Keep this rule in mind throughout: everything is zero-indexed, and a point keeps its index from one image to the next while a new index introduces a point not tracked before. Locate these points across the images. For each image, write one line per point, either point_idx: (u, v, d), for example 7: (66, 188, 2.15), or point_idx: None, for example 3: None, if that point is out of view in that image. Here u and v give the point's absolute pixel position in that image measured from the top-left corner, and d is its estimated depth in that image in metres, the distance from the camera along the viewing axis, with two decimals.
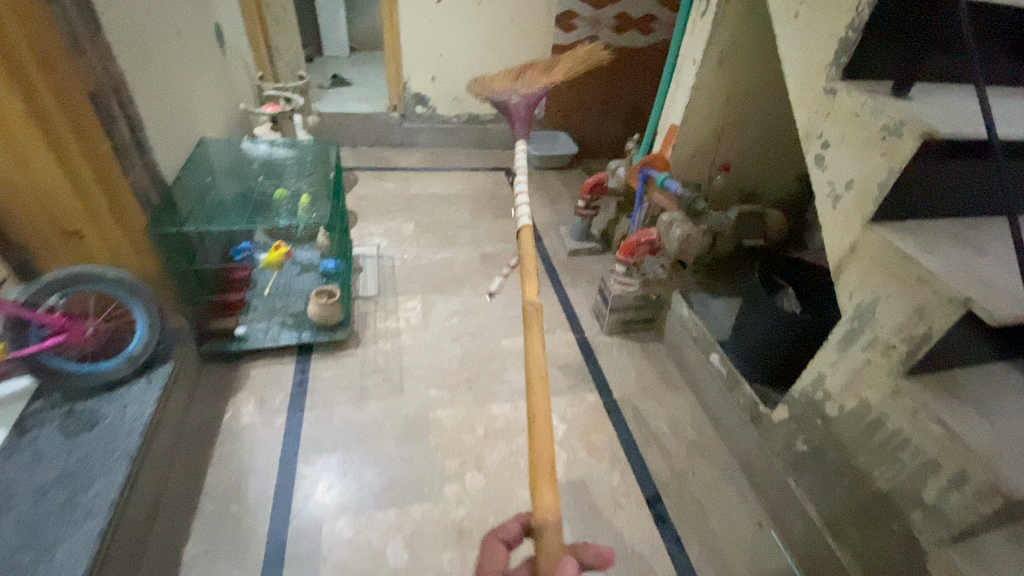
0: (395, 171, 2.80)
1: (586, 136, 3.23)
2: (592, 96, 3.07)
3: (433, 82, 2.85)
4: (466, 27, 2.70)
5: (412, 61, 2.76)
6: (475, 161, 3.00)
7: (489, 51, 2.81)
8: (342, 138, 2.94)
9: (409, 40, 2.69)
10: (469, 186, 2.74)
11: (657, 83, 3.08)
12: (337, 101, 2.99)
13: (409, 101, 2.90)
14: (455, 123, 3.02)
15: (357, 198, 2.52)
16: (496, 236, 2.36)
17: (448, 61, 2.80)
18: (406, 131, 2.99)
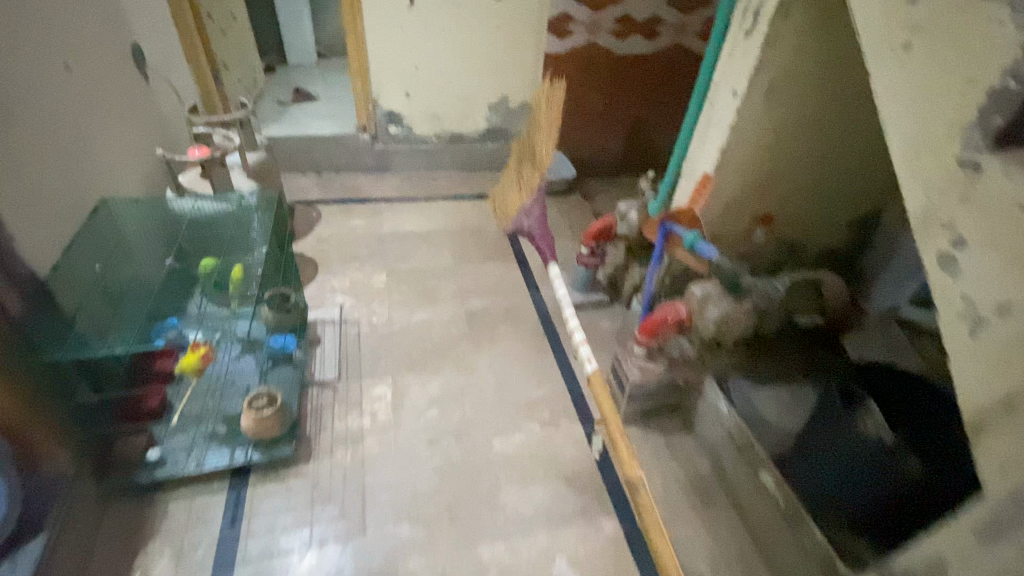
0: (366, 203, 2.42)
1: (584, 154, 2.86)
2: (591, 110, 2.69)
3: (407, 98, 2.47)
4: (445, 36, 2.31)
5: (382, 75, 2.38)
6: (458, 186, 2.63)
7: (472, 63, 2.43)
8: (306, 164, 2.56)
9: (379, 52, 2.31)
10: (452, 220, 2.37)
11: (663, 93, 2.72)
12: (298, 121, 2.60)
13: (381, 121, 2.51)
14: (435, 143, 2.64)
15: (320, 241, 2.15)
16: (484, 287, 2.00)
17: (425, 75, 2.42)
18: (379, 154, 2.61)
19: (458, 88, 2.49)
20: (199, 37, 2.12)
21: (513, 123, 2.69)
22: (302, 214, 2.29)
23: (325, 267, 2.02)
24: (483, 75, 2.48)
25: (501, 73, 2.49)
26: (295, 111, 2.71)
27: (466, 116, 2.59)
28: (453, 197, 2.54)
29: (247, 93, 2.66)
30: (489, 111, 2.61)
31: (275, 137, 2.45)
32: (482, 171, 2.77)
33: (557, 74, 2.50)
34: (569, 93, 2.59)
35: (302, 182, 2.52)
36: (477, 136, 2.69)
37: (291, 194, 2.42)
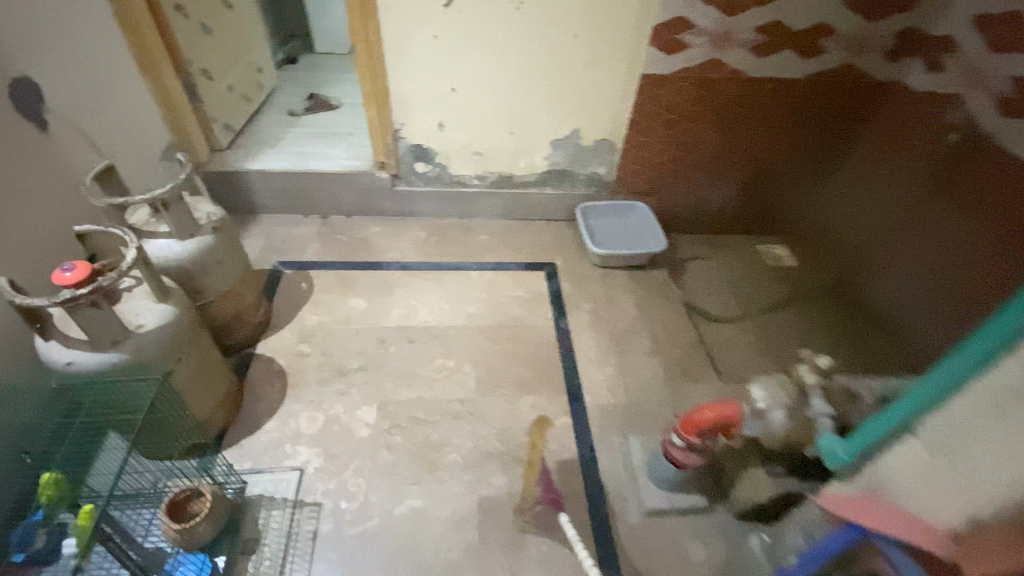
0: (375, 270, 1.81)
1: (678, 207, 2.09)
2: (699, 151, 1.90)
3: (440, 130, 1.79)
4: (497, 47, 1.59)
5: (405, 98, 1.70)
6: (501, 248, 1.96)
7: (532, 87, 1.69)
8: (308, 205, 1.97)
9: (401, 67, 1.62)
10: (486, 308, 1.72)
11: (807, 133, 1.88)
12: (302, 147, 2.00)
13: (405, 159, 1.86)
14: (475, 187, 1.97)
15: (300, 337, 1.57)
16: (513, 448, 1.35)
17: (464, 101, 1.72)
18: (401, 198, 1.97)
19: (508, 119, 1.77)
20: (154, 39, 1.52)
21: (583, 165, 1.95)
22: (287, 287, 1.72)
23: (297, 386, 1.45)
24: (544, 103, 1.74)
25: (572, 101, 1.74)
26: (302, 131, 2.10)
27: (518, 155, 1.88)
28: (492, 267, 1.87)
29: (244, 105, 2.08)
30: (551, 149, 1.88)
31: (268, 172, 1.87)
32: (535, 224, 2.07)
33: (657, 101, 1.73)
34: (671, 127, 1.82)
35: (300, 231, 1.93)
36: (533, 180, 1.98)
37: (282, 250, 1.85)
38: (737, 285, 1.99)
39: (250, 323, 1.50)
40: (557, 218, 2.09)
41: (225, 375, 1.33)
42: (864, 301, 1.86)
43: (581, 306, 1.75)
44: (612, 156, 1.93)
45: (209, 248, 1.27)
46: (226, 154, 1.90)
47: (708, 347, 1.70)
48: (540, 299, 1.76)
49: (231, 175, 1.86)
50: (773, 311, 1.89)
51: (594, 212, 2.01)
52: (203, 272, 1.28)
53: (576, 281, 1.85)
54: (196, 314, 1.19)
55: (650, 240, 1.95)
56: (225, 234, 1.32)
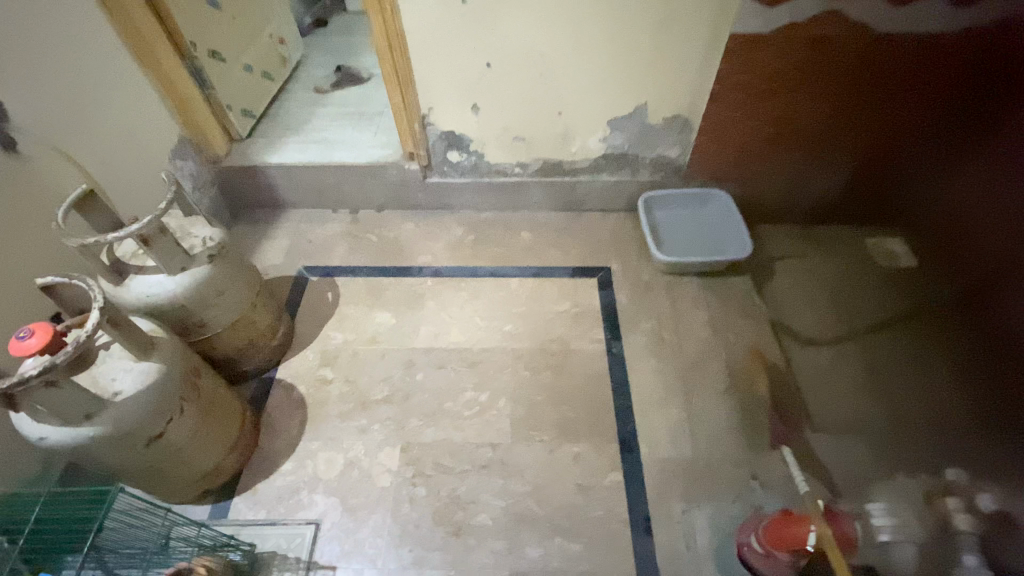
0: (405, 278, 1.62)
1: (766, 195, 1.71)
2: (799, 127, 1.51)
3: (473, 114, 1.51)
4: (539, 10, 1.26)
5: (431, 79, 1.42)
6: (548, 248, 1.69)
7: (584, 57, 1.35)
8: (335, 199, 1.78)
9: (424, 42, 1.34)
10: (528, 327, 1.49)
11: (946, 97, 1.43)
12: (327, 132, 1.79)
13: (436, 148, 1.61)
14: (517, 176, 1.69)
15: (322, 361, 1.43)
16: (551, 511, 1.16)
17: (501, 78, 1.41)
18: (435, 190, 1.73)
19: (555, 97, 1.46)
20: (145, 21, 1.36)
21: (649, 148, 1.59)
22: (312, 299, 1.57)
23: (316, 421, 1.31)
24: (599, 76, 1.40)
25: (636, 72, 1.39)
26: (328, 112, 1.88)
27: (568, 139, 1.57)
28: (537, 274, 1.62)
29: (266, 85, 1.88)
30: (609, 131, 1.54)
31: (289, 166, 1.69)
32: (589, 218, 1.77)
33: (749, 68, 1.36)
34: (765, 99, 1.44)
35: (327, 229, 1.76)
36: (586, 167, 1.66)
37: (308, 252, 1.69)
38: (836, 292, 1.63)
39: (266, 347, 1.37)
40: (615, 209, 1.78)
41: (238, 414, 1.22)
42: (1001, 331, 1.38)
43: (640, 326, 1.48)
44: (685, 137, 1.56)
45: (204, 282, 1.11)
46: (246, 145, 1.74)
47: (798, 382, 1.39)
48: (591, 316, 1.50)
49: (251, 169, 1.70)
50: (883, 329, 1.53)
51: (660, 203, 1.68)
52: (201, 307, 1.14)
53: (635, 292, 1.56)
54: (192, 361, 1.06)
55: (730, 241, 1.60)
56: (224, 262, 1.15)
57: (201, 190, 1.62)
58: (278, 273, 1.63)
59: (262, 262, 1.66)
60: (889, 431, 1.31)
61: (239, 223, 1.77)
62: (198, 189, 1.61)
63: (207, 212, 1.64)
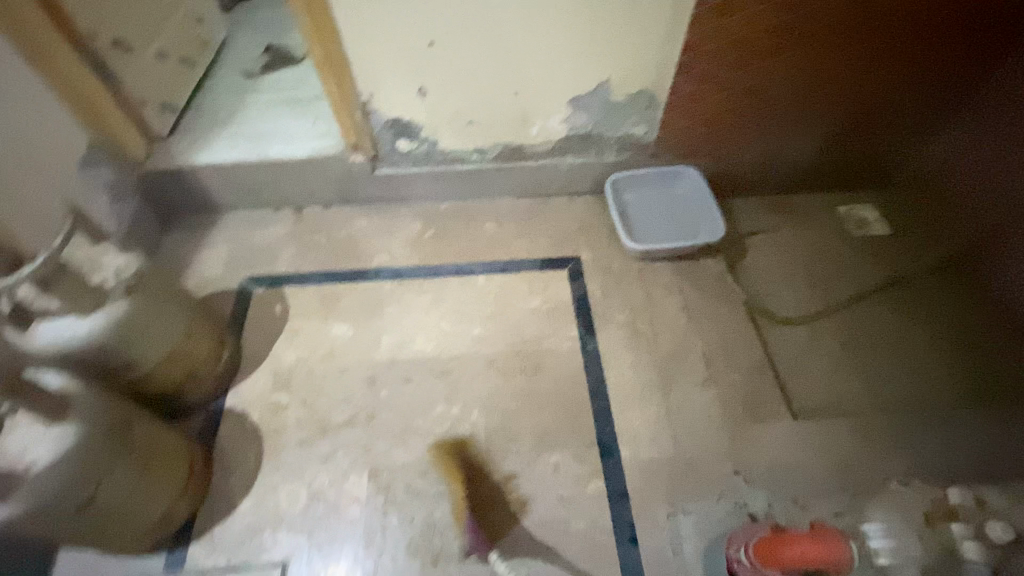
0: (361, 283, 1.50)
1: (738, 167, 1.63)
2: (772, 96, 1.43)
3: (421, 99, 1.35)
4: None
5: (370, 62, 1.26)
6: (513, 239, 1.59)
7: (540, 31, 1.22)
8: (278, 198, 1.62)
9: (358, 21, 1.18)
10: (497, 329, 1.40)
11: (919, 53, 1.37)
12: (261, 124, 1.61)
13: (383, 139, 1.47)
14: (475, 163, 1.56)
15: (277, 383, 1.31)
16: (532, 528, 1.11)
17: (449, 57, 1.26)
18: (386, 183, 1.59)
19: (510, 76, 1.32)
20: (28, 8, 1.15)
21: (615, 127, 1.48)
22: (260, 314, 1.44)
23: (273, 451, 1.21)
24: (557, 51, 1.27)
25: (596, 45, 1.26)
26: (261, 100, 1.69)
27: (527, 122, 1.44)
28: (503, 269, 1.52)
29: (186, 72, 1.67)
30: (570, 110, 1.42)
31: (220, 166, 1.51)
32: (554, 203, 1.66)
33: (719, 36, 1.26)
34: (736, 69, 1.34)
35: (271, 233, 1.61)
36: (549, 150, 1.54)
37: (251, 260, 1.55)
38: (811, 266, 1.58)
39: (210, 376, 1.25)
40: (582, 192, 1.67)
41: (184, 455, 1.11)
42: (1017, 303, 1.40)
43: (614, 319, 1.41)
44: (652, 113, 1.45)
45: (122, 320, 0.97)
46: (169, 144, 1.54)
47: (777, 366, 1.36)
48: (563, 312, 1.42)
49: (178, 172, 1.51)
50: (858, 302, 1.50)
51: (630, 184, 1.59)
52: (126, 347, 1.00)
53: (607, 282, 1.48)
54: (120, 411, 0.95)
55: (703, 222, 1.53)
56: (145, 294, 1.01)
57: (121, 201, 1.43)
58: (220, 287, 1.49)
59: (201, 275, 1.51)
60: (867, 411, 1.30)
61: (171, 232, 1.60)
62: (117, 199, 1.41)
63: (131, 225, 1.46)
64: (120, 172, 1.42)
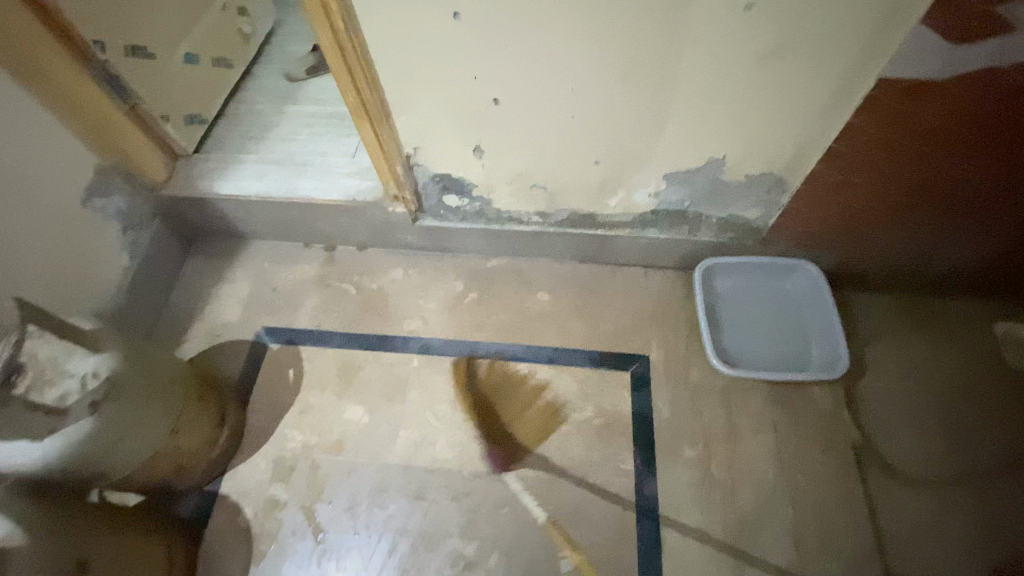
0: (386, 353, 1.29)
1: (873, 265, 1.26)
2: (948, 198, 1.05)
3: (478, 158, 1.08)
4: (576, 31, 0.81)
5: (416, 114, 0.99)
6: (568, 320, 1.31)
7: (639, 94, 0.91)
8: (306, 233, 1.42)
9: (405, 70, 0.91)
10: (535, 442, 1.16)
11: None
12: (294, 145, 1.39)
13: (427, 192, 1.21)
14: (535, 225, 1.28)
15: (277, 472, 1.15)
16: None
17: (518, 117, 0.97)
18: (428, 233, 1.35)
19: (592, 141, 1.01)
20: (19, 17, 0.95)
21: (719, 207, 1.15)
22: (270, 378, 1.27)
23: (262, 562, 1.07)
24: (661, 117, 0.95)
25: (716, 114, 0.93)
26: (298, 112, 1.46)
27: (606, 192, 1.14)
28: (553, 359, 1.26)
29: (219, 74, 1.46)
30: (665, 184, 1.10)
31: (243, 198, 1.31)
32: (626, 276, 1.36)
33: (896, 123, 0.90)
34: (907, 164, 0.97)
35: (296, 273, 1.41)
36: (628, 221, 1.23)
37: (270, 306, 1.36)
38: (952, 406, 1.21)
39: (204, 461, 1.10)
40: (661, 266, 1.36)
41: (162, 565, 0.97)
42: None
43: (681, 454, 1.13)
44: (776, 196, 1.11)
45: (84, 441, 0.80)
46: (193, 164, 1.35)
47: (885, 554, 1.05)
48: (618, 434, 1.16)
49: (198, 199, 1.33)
50: (1013, 474, 1.13)
51: (727, 270, 1.28)
52: (94, 463, 0.85)
53: (680, 399, 1.19)
54: (74, 551, 0.79)
55: (816, 342, 1.21)
56: (117, 406, 0.84)
57: (135, 230, 1.29)
58: (233, 335, 1.32)
59: (216, 319, 1.35)
60: None
61: (191, 259, 1.43)
62: (130, 230, 1.27)
63: (147, 257, 1.32)
64: (136, 197, 1.28)
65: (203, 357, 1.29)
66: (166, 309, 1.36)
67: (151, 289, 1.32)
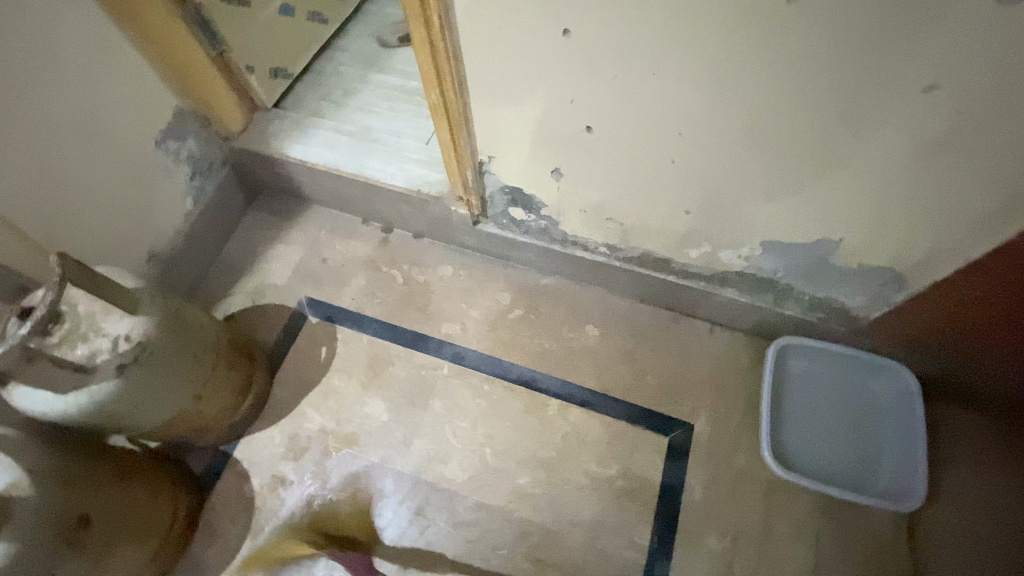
0: (418, 353, 1.24)
1: None
2: None
3: (555, 181, 0.98)
4: (704, 77, 0.69)
5: (500, 124, 0.90)
6: (614, 362, 1.21)
7: (757, 155, 0.78)
8: (365, 210, 1.37)
9: (497, 78, 0.81)
10: (549, 488, 1.09)
11: None
12: (371, 118, 1.33)
13: (493, 200, 1.13)
14: (600, 257, 1.17)
15: (290, 450, 1.15)
16: None
17: (609, 150, 0.86)
18: (487, 238, 1.27)
19: (684, 191, 0.89)
20: None
21: (816, 286, 1.01)
22: (301, 352, 1.25)
23: (259, 536, 1.08)
24: (774, 183, 0.82)
25: (845, 192, 0.79)
26: (381, 82, 1.39)
27: (689, 243, 1.01)
28: (588, 403, 1.17)
29: (312, 30, 1.42)
30: (759, 250, 0.96)
31: (310, 165, 1.28)
32: (688, 329, 1.22)
33: None
34: None
35: (348, 248, 1.38)
36: (705, 277, 1.10)
37: (317, 277, 1.34)
38: None
39: (224, 425, 1.10)
40: (730, 327, 1.21)
41: (164, 521, 0.98)
42: None
43: (703, 543, 1.03)
44: (887, 291, 0.96)
45: (106, 400, 0.80)
46: (269, 120, 1.32)
47: None
48: (639, 502, 1.07)
49: (268, 157, 1.30)
50: None
51: (804, 353, 1.14)
52: (115, 419, 0.85)
53: (716, 481, 1.08)
54: (76, 509, 0.80)
55: (889, 460, 1.05)
56: (145, 370, 0.83)
57: (202, 176, 1.28)
58: (275, 299, 1.32)
59: (263, 278, 1.34)
60: None
61: (251, 213, 1.43)
62: (197, 175, 1.27)
63: (211, 204, 1.32)
64: (208, 143, 1.27)
65: (244, 315, 1.29)
66: (219, 259, 1.36)
67: (208, 238, 1.33)
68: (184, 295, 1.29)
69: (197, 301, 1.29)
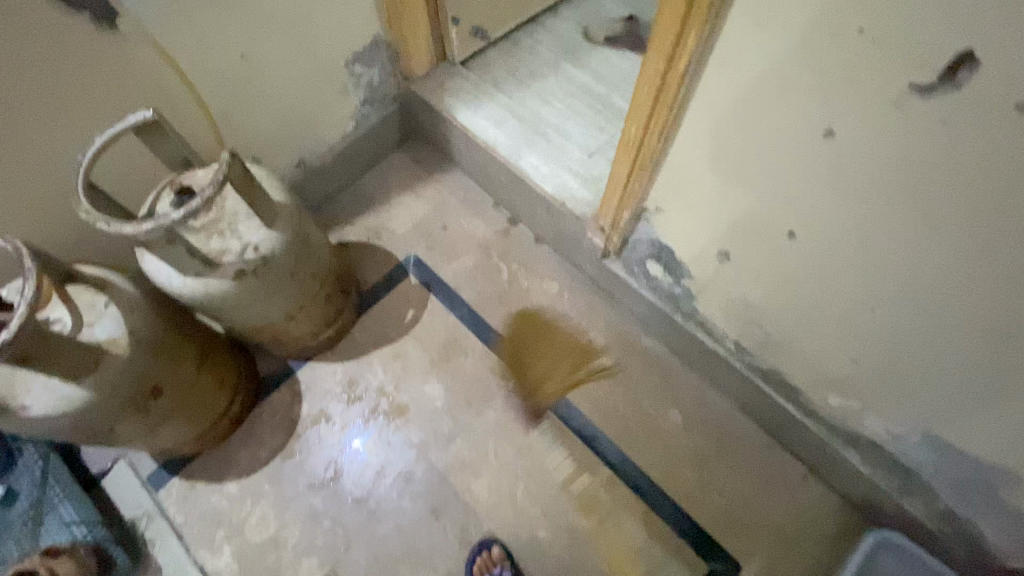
0: (494, 356, 1.20)
1: None
2: None
3: (717, 262, 0.87)
4: (971, 249, 0.56)
5: (689, 185, 0.80)
6: (684, 459, 1.10)
7: (980, 350, 0.63)
8: (502, 195, 1.33)
9: (712, 143, 0.71)
10: (566, 552, 1.02)
11: None
12: (547, 109, 1.27)
13: (636, 246, 1.04)
14: (721, 349, 1.05)
15: (344, 393, 1.16)
16: None
17: (800, 262, 0.74)
18: (609, 275, 1.18)
19: (861, 339, 0.75)
20: None
21: (964, 504, 0.84)
22: (389, 306, 1.26)
23: (287, 460, 1.11)
24: (980, 385, 0.67)
25: None
26: (570, 76, 1.32)
27: (832, 387, 0.87)
28: (640, 488, 1.07)
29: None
30: (915, 436, 0.81)
31: (470, 133, 1.24)
32: (779, 462, 1.08)
33: None
34: None
35: (470, 223, 1.35)
36: (830, 425, 0.95)
37: (432, 239, 1.33)
38: None
39: (298, 347, 1.13)
40: (827, 482, 1.06)
41: (217, 411, 1.03)
42: None
43: None
44: None
45: (216, 295, 0.83)
46: (451, 75, 1.30)
47: None
48: None
49: (435, 109, 1.29)
50: None
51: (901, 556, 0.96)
52: (215, 311, 0.88)
53: None
54: (154, 379, 0.83)
55: None
56: (258, 282, 0.85)
57: (371, 106, 1.29)
58: (387, 245, 1.32)
59: (383, 220, 1.35)
60: None
61: (398, 153, 1.43)
62: (368, 103, 1.28)
63: (368, 134, 1.33)
64: (389, 77, 1.27)
65: (354, 248, 1.31)
66: (354, 186, 1.39)
67: (353, 163, 1.35)
68: (313, 207, 1.32)
69: (321, 218, 1.33)
